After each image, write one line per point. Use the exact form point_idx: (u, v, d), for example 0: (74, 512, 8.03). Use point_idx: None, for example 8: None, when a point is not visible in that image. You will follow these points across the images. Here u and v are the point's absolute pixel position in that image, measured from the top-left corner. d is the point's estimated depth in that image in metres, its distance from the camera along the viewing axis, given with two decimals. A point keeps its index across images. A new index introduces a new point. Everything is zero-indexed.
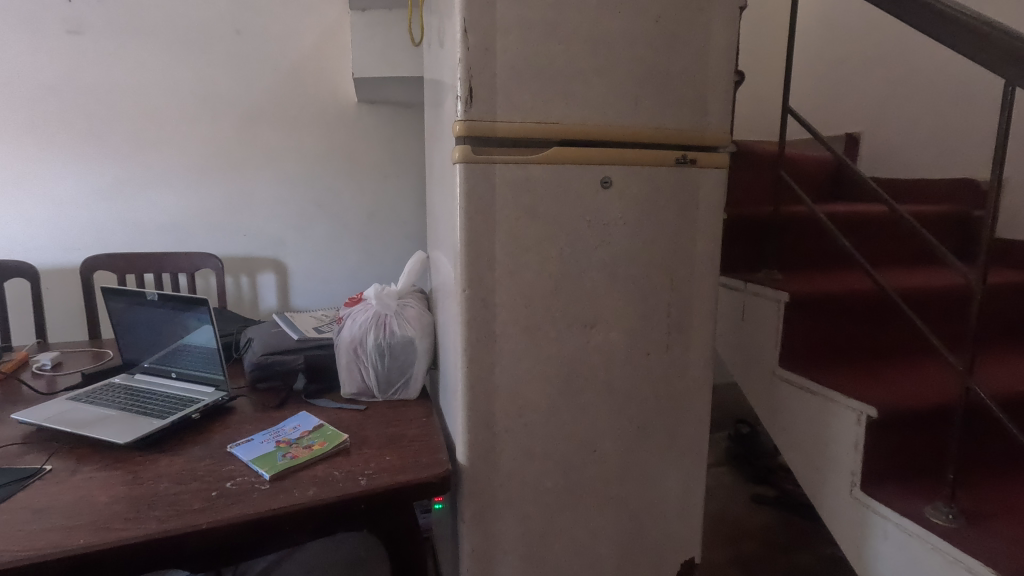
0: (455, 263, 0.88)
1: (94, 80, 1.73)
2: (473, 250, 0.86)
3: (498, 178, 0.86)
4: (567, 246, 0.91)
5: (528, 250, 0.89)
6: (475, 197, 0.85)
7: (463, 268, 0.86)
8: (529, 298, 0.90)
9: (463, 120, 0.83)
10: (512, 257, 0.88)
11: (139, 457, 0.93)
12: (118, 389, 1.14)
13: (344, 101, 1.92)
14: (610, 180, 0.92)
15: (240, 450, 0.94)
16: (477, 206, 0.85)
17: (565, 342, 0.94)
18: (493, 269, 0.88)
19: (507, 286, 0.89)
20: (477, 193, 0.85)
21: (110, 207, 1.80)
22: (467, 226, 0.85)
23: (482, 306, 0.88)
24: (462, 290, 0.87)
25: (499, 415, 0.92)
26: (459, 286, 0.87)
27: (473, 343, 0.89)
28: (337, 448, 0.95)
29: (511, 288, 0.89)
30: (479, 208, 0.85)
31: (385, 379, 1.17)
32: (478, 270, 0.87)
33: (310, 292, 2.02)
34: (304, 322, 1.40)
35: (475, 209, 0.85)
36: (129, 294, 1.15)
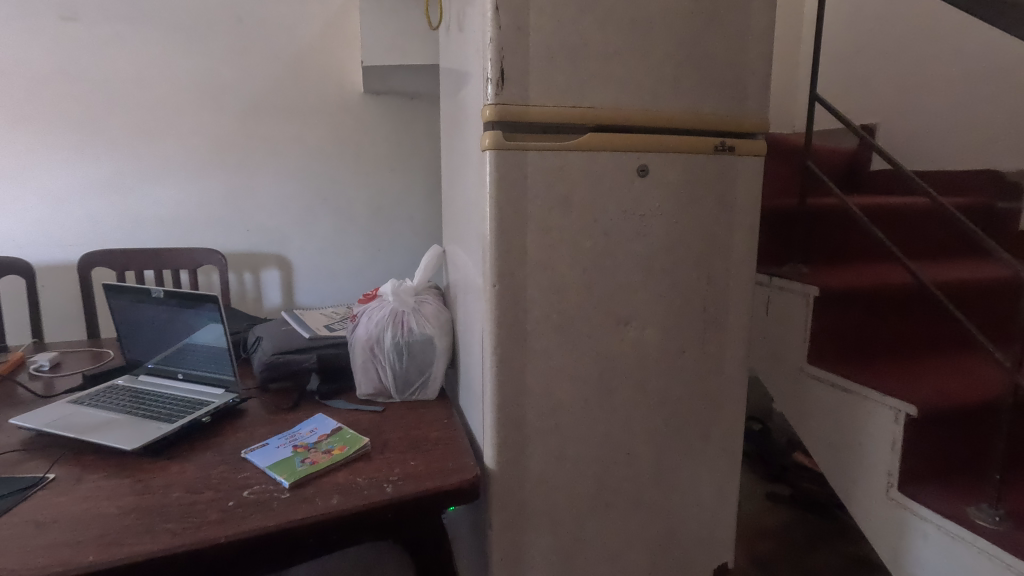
0: (484, 257, 0.83)
1: (90, 69, 1.66)
2: (504, 242, 0.81)
3: (530, 166, 0.80)
4: (601, 238, 0.86)
5: (561, 243, 0.84)
6: (506, 186, 0.80)
7: (493, 262, 0.81)
8: (561, 293, 0.85)
9: (493, 104, 0.78)
10: (544, 251, 0.83)
11: (148, 465, 0.87)
12: (122, 392, 1.08)
13: (351, 92, 1.86)
14: (646, 168, 0.87)
15: (255, 455, 0.89)
16: (509, 196, 0.80)
17: (599, 340, 0.89)
18: (524, 262, 0.83)
19: (539, 281, 0.84)
20: (509, 182, 0.80)
21: (108, 201, 1.73)
22: (497, 217, 0.80)
23: (513, 303, 0.83)
24: (492, 285, 0.82)
25: (529, 417, 0.88)
26: (489, 281, 0.82)
27: (503, 342, 0.84)
28: (358, 452, 0.90)
29: (543, 283, 0.84)
30: (510, 198, 0.80)
31: (403, 379, 1.12)
32: (509, 264, 0.82)
33: (315, 290, 1.96)
34: (314, 320, 1.34)
35: (506, 199, 0.80)
36: (132, 291, 1.09)
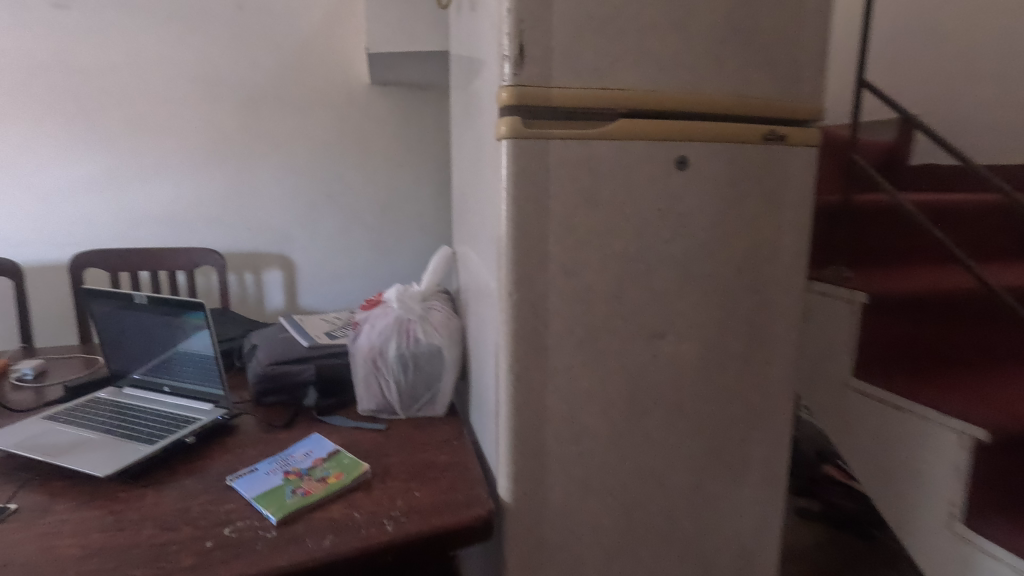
0: (499, 261, 0.72)
1: (84, 59, 1.58)
2: (524, 245, 0.70)
3: (553, 157, 0.70)
4: (635, 241, 0.75)
5: (588, 246, 0.73)
6: (526, 180, 0.69)
7: (509, 268, 0.71)
8: (587, 304, 0.74)
9: (511, 85, 0.67)
10: (568, 255, 0.72)
11: (121, 494, 0.78)
12: (102, 406, 0.99)
13: (357, 83, 1.76)
14: (685, 160, 0.75)
15: (242, 484, 0.79)
16: (529, 192, 0.69)
17: (630, 356, 0.78)
18: (546, 268, 0.72)
19: (562, 289, 0.73)
20: (528, 176, 0.69)
21: (103, 199, 1.65)
22: (515, 216, 0.69)
23: (532, 314, 0.72)
24: (508, 294, 0.71)
25: (550, 443, 0.77)
26: (505, 290, 0.71)
27: (521, 358, 0.73)
28: (356, 481, 0.80)
29: (567, 292, 0.73)
30: (530, 194, 0.69)
31: (408, 394, 1.02)
32: (528, 270, 0.71)
33: (320, 292, 1.87)
34: (314, 326, 1.25)
35: (525, 195, 0.69)
36: (114, 296, 1.00)
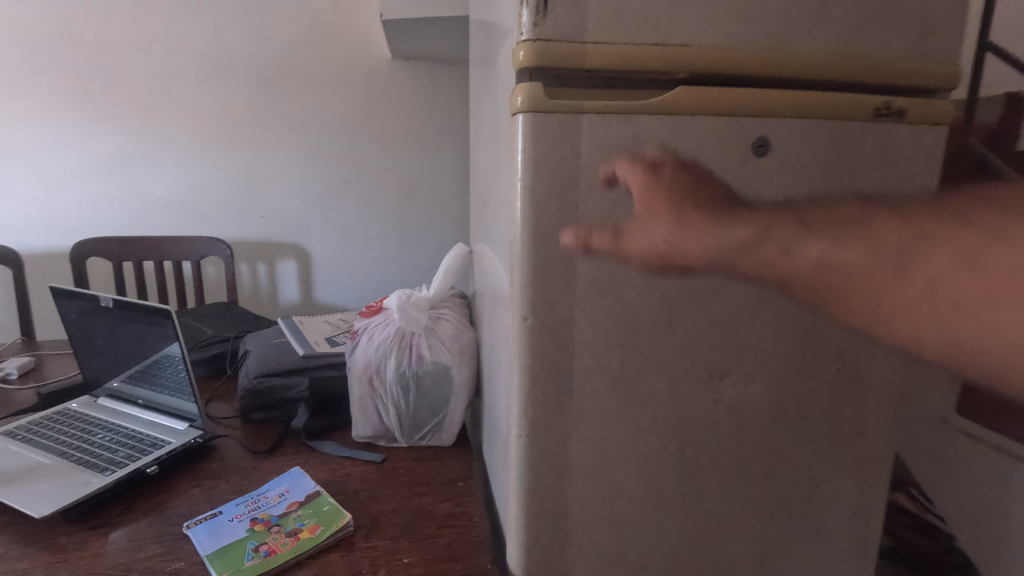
0: (511, 276, 0.55)
1: (87, 33, 1.48)
2: (543, 255, 0.53)
3: (585, 137, 0.51)
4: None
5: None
6: (549, 167, 0.51)
7: (523, 285, 0.53)
8: (626, 333, 0.56)
9: (530, 40, 0.49)
10: (602, 268, 0.54)
11: (59, 540, 0.66)
12: (69, 420, 0.88)
13: (376, 56, 1.60)
14: (766, 143, 0.56)
15: (198, 534, 0.66)
16: (552, 184, 0.52)
17: (681, 400, 0.59)
18: (572, 286, 0.54)
19: (593, 313, 0.55)
20: (551, 162, 0.51)
21: (111, 183, 1.57)
22: (531, 217, 0.52)
23: (553, 346, 0.55)
24: (521, 319, 0.54)
25: (574, 509, 0.60)
26: (518, 314, 0.54)
27: (537, 401, 0.56)
28: (334, 538, 0.65)
29: (600, 317, 0.55)
30: (552, 187, 0.52)
31: (411, 420, 0.87)
32: (548, 288, 0.54)
33: (336, 285, 1.75)
34: (316, 329, 1.11)
35: (546, 189, 0.51)
36: (84, 297, 0.90)
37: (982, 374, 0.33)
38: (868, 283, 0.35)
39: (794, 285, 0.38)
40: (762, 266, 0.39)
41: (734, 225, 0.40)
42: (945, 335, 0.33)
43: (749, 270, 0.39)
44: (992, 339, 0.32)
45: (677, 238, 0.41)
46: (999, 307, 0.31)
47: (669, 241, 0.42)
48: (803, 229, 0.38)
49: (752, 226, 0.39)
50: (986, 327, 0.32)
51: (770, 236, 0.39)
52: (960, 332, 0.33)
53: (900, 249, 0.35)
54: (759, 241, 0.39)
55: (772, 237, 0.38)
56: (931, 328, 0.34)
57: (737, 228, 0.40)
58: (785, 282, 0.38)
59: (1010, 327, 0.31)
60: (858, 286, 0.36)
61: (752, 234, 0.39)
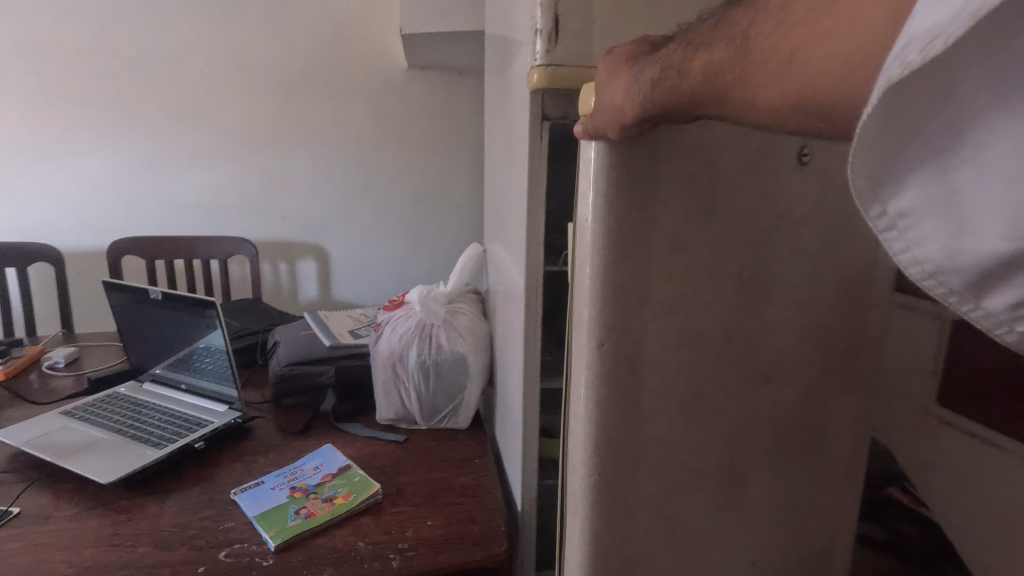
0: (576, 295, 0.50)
1: (125, 44, 1.58)
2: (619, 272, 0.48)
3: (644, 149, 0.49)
4: (750, 261, 0.54)
5: (693, 268, 0.52)
6: (628, 173, 0.46)
7: (599, 305, 0.48)
8: (691, 347, 0.54)
9: (542, 65, 0.60)
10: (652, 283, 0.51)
11: (122, 503, 0.74)
12: (119, 402, 0.97)
13: (394, 66, 1.69)
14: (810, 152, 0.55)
15: (246, 498, 0.74)
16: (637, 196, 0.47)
17: (736, 416, 0.57)
18: (647, 304, 0.50)
19: (661, 330, 0.51)
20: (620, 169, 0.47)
21: (143, 186, 1.67)
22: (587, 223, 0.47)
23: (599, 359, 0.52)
24: (597, 344, 0.49)
25: (639, 544, 0.55)
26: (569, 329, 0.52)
27: (609, 432, 0.51)
28: (365, 503, 0.73)
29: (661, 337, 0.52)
30: (629, 197, 0.47)
31: (430, 404, 0.94)
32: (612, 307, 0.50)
33: (353, 284, 1.83)
34: (340, 323, 1.20)
35: (622, 196, 0.47)
36: (133, 290, 0.99)
37: (841, 125, 0.28)
38: (736, 68, 0.30)
39: (700, 102, 0.33)
40: (674, 93, 0.34)
41: (648, 65, 0.36)
42: (799, 84, 0.27)
43: (662, 104, 0.35)
44: (834, 69, 0.26)
45: (625, 103, 0.38)
46: (828, 44, 0.26)
47: (616, 107, 0.39)
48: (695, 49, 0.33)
49: (668, 63, 0.34)
50: (831, 50, 0.26)
51: (670, 63, 0.34)
52: (813, 75, 0.27)
53: (751, 25, 0.29)
54: (666, 73, 0.34)
55: (672, 62, 0.34)
56: (779, 82, 0.28)
57: (647, 70, 0.36)
58: (694, 102, 0.33)
59: (846, 49, 0.25)
60: (730, 77, 0.30)
61: (663, 67, 0.34)
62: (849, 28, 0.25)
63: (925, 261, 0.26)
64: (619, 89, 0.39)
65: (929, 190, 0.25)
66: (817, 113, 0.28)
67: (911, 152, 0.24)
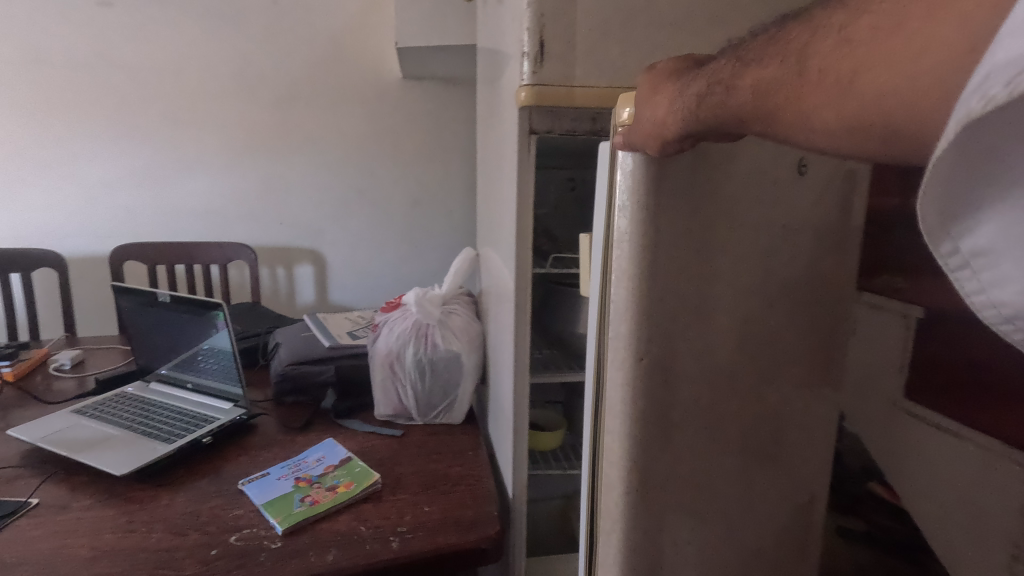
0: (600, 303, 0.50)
1: (128, 56, 1.62)
2: (650, 284, 0.45)
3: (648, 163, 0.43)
4: (738, 277, 0.50)
5: (698, 285, 0.47)
6: (652, 184, 0.43)
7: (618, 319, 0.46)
8: (698, 370, 0.49)
9: (529, 85, 0.66)
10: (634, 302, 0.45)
11: (136, 494, 0.79)
12: (128, 401, 1.02)
13: (390, 76, 1.74)
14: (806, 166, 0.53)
15: (253, 488, 0.79)
16: (671, 206, 0.44)
17: (741, 441, 0.53)
18: (648, 328, 0.45)
19: (680, 347, 0.47)
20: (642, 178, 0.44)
21: (145, 193, 1.71)
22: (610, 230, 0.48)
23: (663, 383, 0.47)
24: (636, 359, 0.46)
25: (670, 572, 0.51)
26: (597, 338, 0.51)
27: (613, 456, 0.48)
28: (366, 491, 0.78)
29: (657, 366, 0.46)
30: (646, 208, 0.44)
31: (425, 401, 0.99)
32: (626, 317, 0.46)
33: (350, 288, 1.88)
34: (338, 325, 1.25)
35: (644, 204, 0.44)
36: (141, 293, 1.03)
37: (904, 149, 0.25)
38: (787, 87, 0.28)
39: (750, 121, 0.31)
40: (721, 110, 0.33)
41: (694, 80, 0.36)
42: (859, 102, 0.25)
43: (708, 121, 0.34)
44: (900, 91, 0.23)
45: (662, 118, 0.38)
46: (893, 65, 0.23)
47: (655, 124, 0.39)
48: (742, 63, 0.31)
49: (716, 78, 0.33)
50: (896, 70, 0.23)
51: (716, 80, 0.33)
52: (875, 94, 0.24)
53: (806, 42, 0.27)
54: (714, 87, 0.33)
55: (720, 77, 0.33)
56: (836, 103, 0.26)
57: (693, 84, 0.36)
58: (741, 119, 0.32)
59: (913, 69, 0.23)
60: (783, 96, 0.28)
61: (710, 83, 0.34)
62: (921, 45, 0.22)
63: (1003, 304, 0.24)
64: (660, 106, 0.39)
65: (1010, 231, 0.22)
66: (879, 137, 0.25)
67: (990, 187, 0.22)
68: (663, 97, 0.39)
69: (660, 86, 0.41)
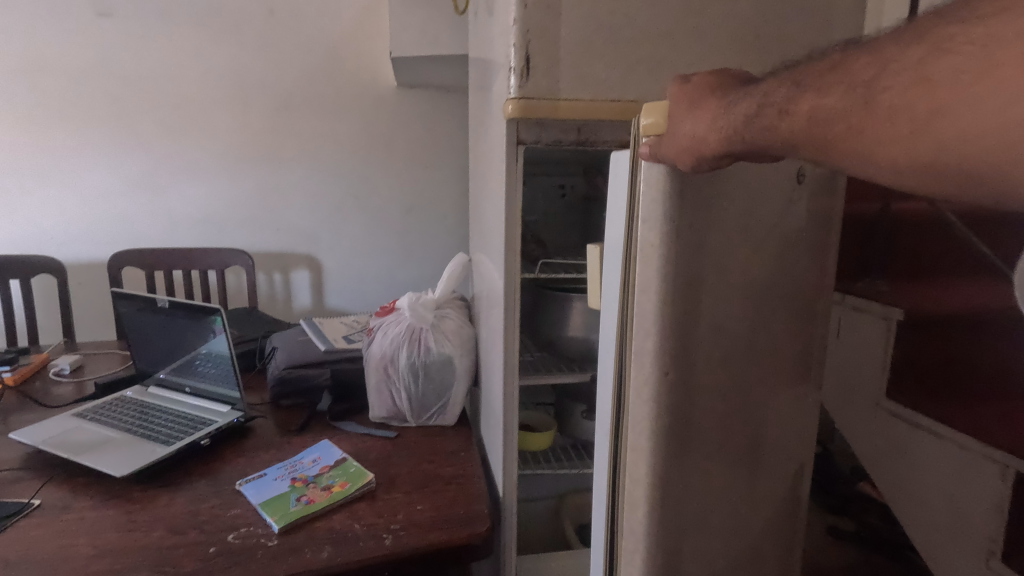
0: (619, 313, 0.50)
1: (126, 65, 1.65)
2: (672, 293, 0.46)
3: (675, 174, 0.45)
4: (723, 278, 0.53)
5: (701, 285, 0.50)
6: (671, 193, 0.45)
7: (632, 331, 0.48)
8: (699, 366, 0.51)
9: (516, 98, 0.68)
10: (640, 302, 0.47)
11: (136, 494, 0.81)
12: (127, 405, 1.04)
13: (384, 85, 1.77)
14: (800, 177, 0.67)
15: (251, 488, 0.81)
16: (686, 214, 0.46)
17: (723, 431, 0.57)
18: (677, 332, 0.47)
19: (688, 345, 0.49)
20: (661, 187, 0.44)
21: (142, 200, 1.73)
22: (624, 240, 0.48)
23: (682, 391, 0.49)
24: (663, 374, 0.47)
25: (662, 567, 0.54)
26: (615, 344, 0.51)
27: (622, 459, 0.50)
28: (361, 490, 0.80)
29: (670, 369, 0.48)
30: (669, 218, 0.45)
31: (419, 403, 1.02)
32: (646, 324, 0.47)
33: (346, 293, 1.90)
34: (333, 329, 1.27)
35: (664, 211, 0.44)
36: (139, 299, 1.05)
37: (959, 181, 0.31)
38: (849, 118, 0.33)
39: (801, 146, 0.36)
40: (770, 132, 0.37)
41: (740, 99, 0.39)
42: (936, 142, 0.30)
43: (754, 141, 0.38)
44: (970, 134, 0.29)
45: (703, 130, 0.40)
46: (968, 112, 0.29)
47: (695, 135, 0.40)
48: (796, 89, 0.36)
49: (767, 102, 0.37)
50: (968, 120, 0.29)
51: (769, 101, 0.37)
52: (953, 137, 0.30)
53: (874, 78, 0.32)
54: (763, 110, 0.37)
55: (772, 100, 0.37)
56: (913, 142, 0.31)
57: (740, 104, 0.39)
58: (789, 144, 0.36)
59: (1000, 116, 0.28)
60: (842, 126, 0.33)
61: (759, 105, 0.37)
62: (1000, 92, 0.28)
63: None
64: (701, 119, 0.41)
65: None
66: (952, 178, 0.31)
67: None
68: (706, 107, 0.41)
69: (694, 96, 0.42)
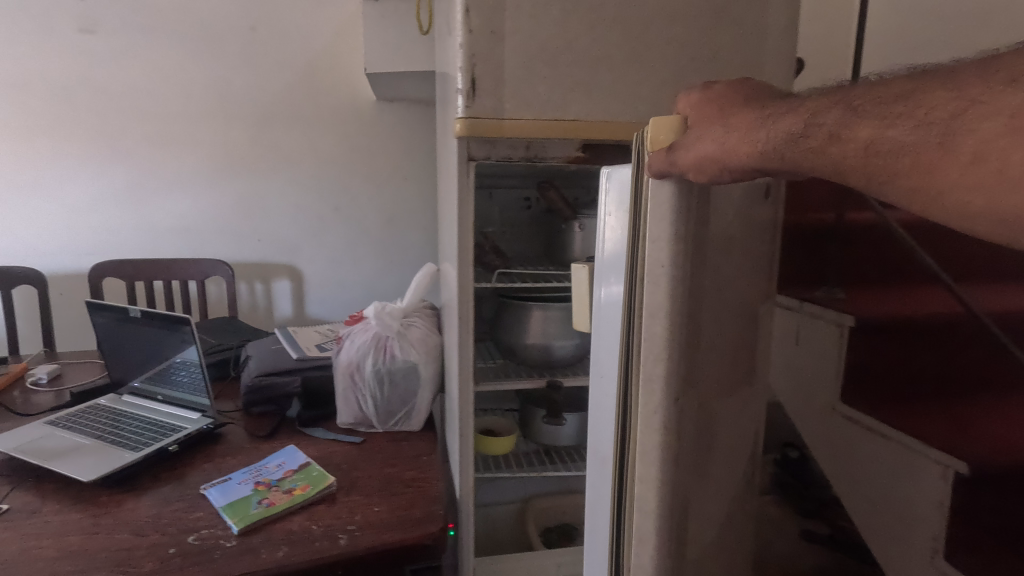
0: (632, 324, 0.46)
1: (106, 80, 1.68)
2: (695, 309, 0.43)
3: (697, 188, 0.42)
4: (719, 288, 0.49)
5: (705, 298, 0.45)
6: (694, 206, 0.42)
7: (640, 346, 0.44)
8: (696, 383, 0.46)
9: (463, 118, 0.72)
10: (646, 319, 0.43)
11: (102, 498, 0.83)
12: (100, 412, 1.06)
13: (362, 99, 1.81)
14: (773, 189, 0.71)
15: (215, 491, 0.84)
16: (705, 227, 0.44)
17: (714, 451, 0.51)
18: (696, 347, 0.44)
19: (691, 362, 0.45)
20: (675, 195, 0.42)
21: (123, 212, 1.76)
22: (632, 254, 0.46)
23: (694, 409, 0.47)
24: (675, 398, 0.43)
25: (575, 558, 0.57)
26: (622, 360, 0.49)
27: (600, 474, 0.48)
28: (321, 493, 0.83)
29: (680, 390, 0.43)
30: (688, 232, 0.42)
31: (385, 409, 1.05)
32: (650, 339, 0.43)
33: (327, 301, 1.93)
34: (307, 337, 1.30)
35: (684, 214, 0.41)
36: (114, 309, 1.08)
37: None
38: (918, 154, 0.33)
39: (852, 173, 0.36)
40: (817, 156, 0.36)
41: (778, 117, 0.38)
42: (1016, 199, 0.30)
43: (795, 161, 0.37)
44: None
45: (735, 144, 0.38)
46: None
47: (723, 149, 0.39)
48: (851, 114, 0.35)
49: (814, 126, 0.36)
50: None
51: (818, 122, 0.36)
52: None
53: (949, 118, 0.32)
54: (811, 130, 0.36)
55: (822, 120, 0.36)
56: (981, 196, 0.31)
57: (783, 119, 0.38)
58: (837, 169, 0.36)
59: None
60: (908, 160, 0.33)
61: (806, 124, 0.37)
62: None
63: None
64: (735, 133, 0.39)
65: None
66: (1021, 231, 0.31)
67: None
68: (741, 121, 0.40)
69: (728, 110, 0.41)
